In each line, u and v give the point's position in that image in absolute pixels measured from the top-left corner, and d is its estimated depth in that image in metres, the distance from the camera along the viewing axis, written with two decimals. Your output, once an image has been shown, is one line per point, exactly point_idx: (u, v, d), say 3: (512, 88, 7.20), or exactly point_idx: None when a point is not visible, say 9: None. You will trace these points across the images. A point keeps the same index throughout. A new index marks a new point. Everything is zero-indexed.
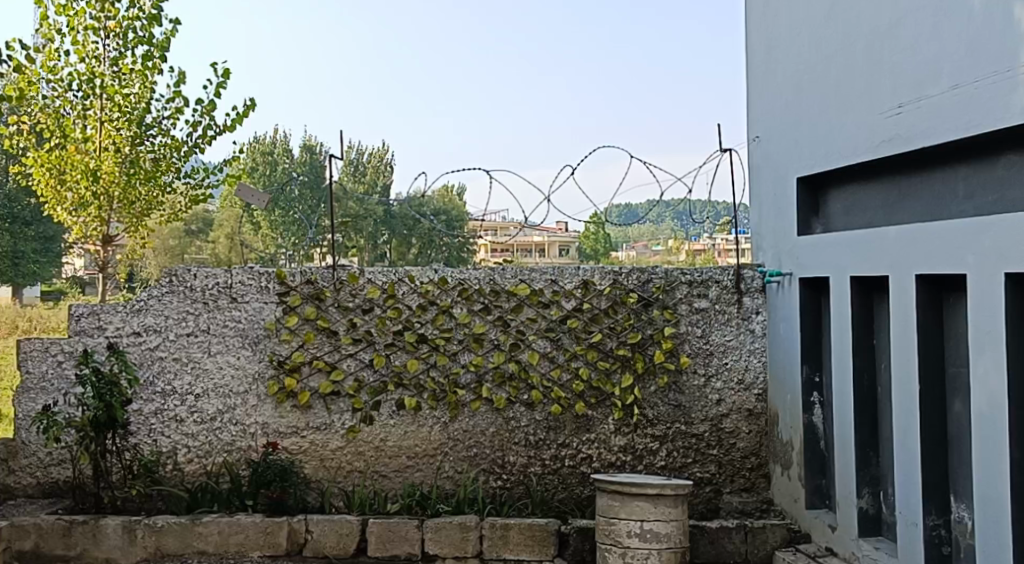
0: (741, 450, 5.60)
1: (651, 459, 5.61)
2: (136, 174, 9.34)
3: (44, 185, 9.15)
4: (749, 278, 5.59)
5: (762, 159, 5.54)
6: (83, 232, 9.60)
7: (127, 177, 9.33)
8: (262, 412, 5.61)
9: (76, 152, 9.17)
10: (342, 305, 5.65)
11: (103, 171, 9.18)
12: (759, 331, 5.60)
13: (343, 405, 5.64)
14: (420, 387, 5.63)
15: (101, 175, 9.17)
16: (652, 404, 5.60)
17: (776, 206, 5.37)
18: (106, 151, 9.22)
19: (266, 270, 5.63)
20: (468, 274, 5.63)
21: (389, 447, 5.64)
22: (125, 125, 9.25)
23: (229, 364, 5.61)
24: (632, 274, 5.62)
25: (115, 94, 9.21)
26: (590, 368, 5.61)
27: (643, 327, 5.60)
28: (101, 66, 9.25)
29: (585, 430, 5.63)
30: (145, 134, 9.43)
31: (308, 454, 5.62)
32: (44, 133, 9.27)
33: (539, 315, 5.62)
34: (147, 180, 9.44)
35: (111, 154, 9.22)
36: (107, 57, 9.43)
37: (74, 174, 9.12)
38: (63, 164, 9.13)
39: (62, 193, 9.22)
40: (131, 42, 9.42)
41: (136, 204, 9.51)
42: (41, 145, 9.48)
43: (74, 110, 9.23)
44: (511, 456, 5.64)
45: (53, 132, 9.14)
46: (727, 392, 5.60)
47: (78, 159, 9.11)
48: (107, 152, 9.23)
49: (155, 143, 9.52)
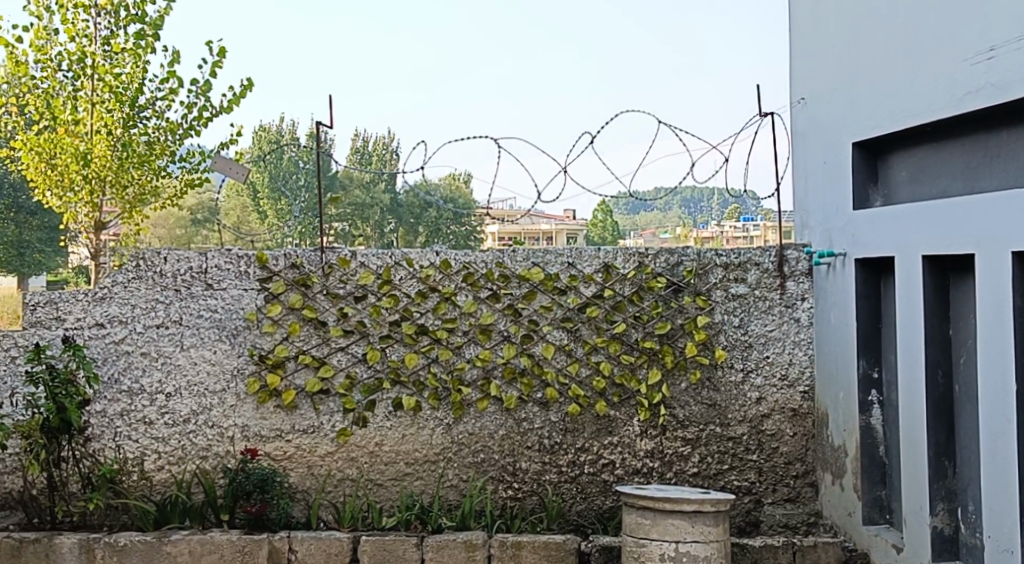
0: (784, 455, 4.94)
1: (682, 465, 4.95)
2: (129, 157, 8.86)
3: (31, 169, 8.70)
4: (793, 260, 4.92)
5: (807, 124, 4.89)
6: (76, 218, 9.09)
7: (121, 161, 8.85)
8: (241, 413, 4.97)
9: (66, 135, 8.75)
10: (331, 293, 4.98)
11: (96, 155, 8.75)
12: (805, 320, 4.93)
13: (334, 406, 4.99)
14: (419, 385, 4.97)
15: (93, 160, 8.72)
16: (682, 403, 4.94)
17: (826, 176, 4.71)
18: (98, 134, 8.81)
19: (246, 252, 4.98)
20: (474, 257, 4.98)
21: (385, 453, 4.99)
22: (115, 106, 8.79)
23: (203, 359, 4.96)
24: (660, 256, 4.94)
25: (105, 74, 8.85)
26: (613, 362, 4.95)
27: (672, 316, 4.94)
28: (93, 44, 8.92)
29: (606, 433, 4.97)
30: (138, 116, 8.95)
31: (293, 461, 4.98)
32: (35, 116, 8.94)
33: (555, 303, 4.95)
34: (141, 164, 8.95)
35: (103, 138, 8.80)
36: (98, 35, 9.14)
37: (63, 158, 8.68)
38: (53, 148, 8.71)
39: (50, 175, 8.75)
40: (122, 20, 9.11)
41: (128, 190, 9.02)
42: (31, 129, 9.07)
43: (64, 91, 8.88)
44: (523, 462, 4.98)
45: (43, 114, 8.81)
46: (768, 389, 4.93)
47: (68, 142, 8.69)
48: (99, 135, 8.81)
49: (148, 126, 9.04)
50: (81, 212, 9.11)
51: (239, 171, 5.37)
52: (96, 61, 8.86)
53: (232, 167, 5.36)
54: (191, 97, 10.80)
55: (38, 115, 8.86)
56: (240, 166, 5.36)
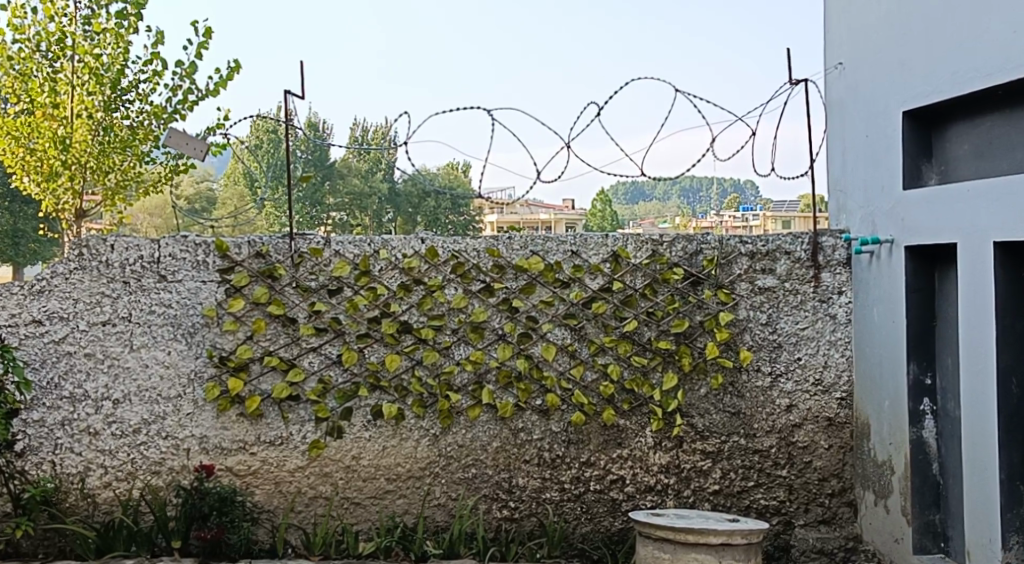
0: (818, 471, 4.33)
1: (701, 482, 4.35)
2: (111, 141, 8.96)
3: (9, 152, 8.84)
4: (829, 249, 4.30)
5: (846, 91, 4.26)
6: (56, 206, 9.11)
7: (102, 146, 8.95)
8: (199, 422, 4.36)
9: (44, 118, 8.79)
10: (301, 285, 4.37)
11: (75, 140, 8.84)
12: (842, 318, 4.30)
13: (305, 414, 4.38)
14: (402, 391, 4.37)
15: (72, 144, 8.83)
16: (701, 412, 4.34)
17: (869, 151, 4.10)
18: (79, 118, 8.89)
19: (203, 239, 4.37)
20: (464, 244, 4.37)
21: (363, 468, 4.39)
22: (96, 89, 8.89)
23: (156, 362, 4.34)
24: (676, 244, 4.34)
25: (85, 55, 8.95)
26: (622, 365, 4.34)
27: (691, 312, 4.33)
28: (72, 24, 9.08)
29: (615, 445, 4.36)
30: (120, 99, 9.00)
31: (258, 477, 4.37)
32: (13, 98, 9.05)
33: (556, 297, 4.35)
34: (124, 148, 9.02)
35: (84, 122, 8.88)
36: (78, 15, 9.24)
37: (42, 142, 8.80)
38: (30, 132, 8.78)
39: (29, 161, 8.90)
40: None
41: (111, 175, 9.12)
42: (6, 113, 9.07)
43: (42, 73, 8.92)
44: (520, 478, 4.38)
45: (19, 97, 8.94)
46: (800, 396, 4.31)
47: (46, 126, 8.78)
48: (81, 118, 8.89)
49: (132, 110, 9.08)
50: (61, 199, 9.16)
51: (200, 148, 4.70)
52: (76, 43, 8.98)
53: (190, 143, 4.68)
54: (174, 78, 10.17)
55: (16, 97, 8.95)
56: (199, 142, 4.69)
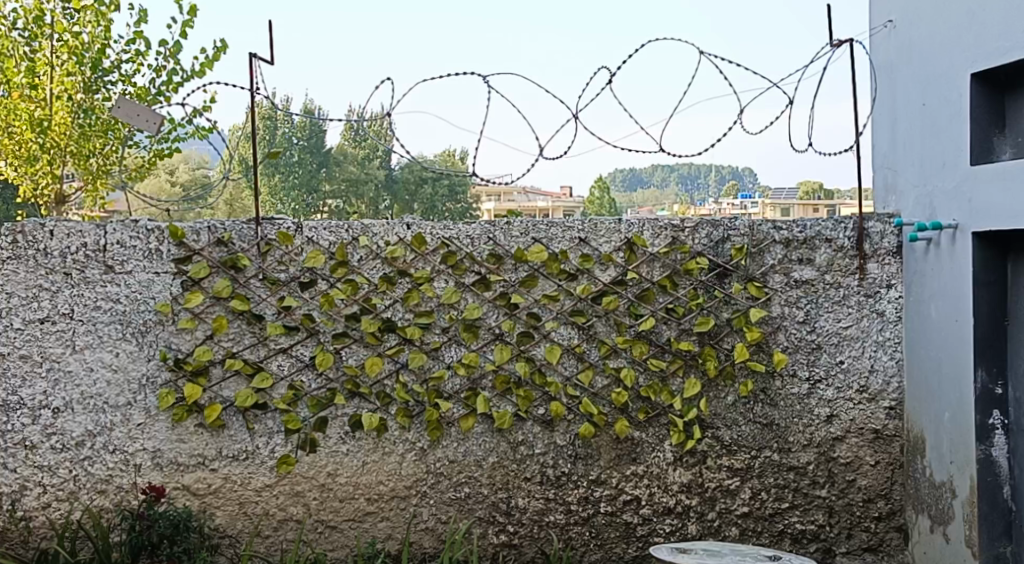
0: (862, 491, 3.77)
1: (727, 504, 3.80)
2: (92, 125, 8.63)
3: None
4: (876, 235, 3.72)
5: (896, 53, 3.68)
6: (35, 190, 8.76)
7: (83, 129, 8.61)
8: (152, 434, 3.80)
9: (21, 99, 8.35)
10: (269, 278, 3.80)
11: (54, 123, 8.47)
12: (891, 315, 3.73)
13: (272, 425, 3.82)
14: (385, 399, 3.80)
15: (50, 127, 8.46)
16: (728, 423, 3.78)
17: (926, 122, 3.53)
18: (58, 99, 8.56)
19: (157, 224, 3.79)
20: (456, 230, 3.80)
21: (340, 487, 3.83)
22: (75, 68, 8.59)
23: (103, 365, 3.77)
24: (700, 230, 3.77)
25: (64, 32, 8.64)
26: (636, 370, 3.79)
27: (716, 309, 3.78)
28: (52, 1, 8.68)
29: (629, 461, 3.80)
30: (103, 81, 8.75)
31: (220, 497, 3.81)
32: None
33: (562, 292, 3.78)
34: (104, 131, 8.66)
35: (64, 103, 8.56)
36: None
37: (19, 125, 8.38)
38: (7, 114, 8.33)
39: (6, 144, 8.47)
40: None
41: (91, 160, 8.75)
42: None
43: (16, 51, 8.54)
44: (520, 498, 3.82)
45: None
46: (843, 405, 3.74)
47: (23, 108, 8.34)
48: (60, 100, 8.56)
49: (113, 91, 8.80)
50: (40, 183, 8.76)
51: (153, 120, 4.01)
52: (54, 19, 8.58)
53: (142, 114, 4.00)
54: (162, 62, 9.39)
55: None
56: (154, 113, 4.00)
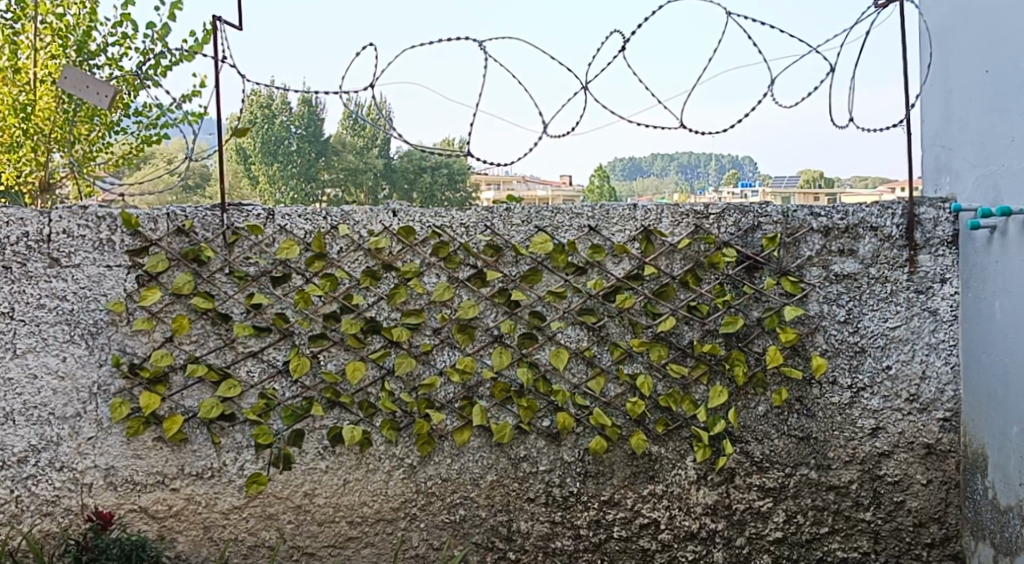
0: (913, 514, 3.31)
1: (759, 528, 3.34)
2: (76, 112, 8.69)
3: None
4: (929, 223, 3.25)
5: (952, 14, 3.21)
6: (18, 178, 8.52)
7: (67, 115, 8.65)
8: (104, 450, 3.34)
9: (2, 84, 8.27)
10: (236, 272, 3.34)
11: (37, 108, 8.43)
12: (946, 314, 3.26)
13: (241, 440, 3.36)
14: (368, 409, 3.34)
15: (34, 113, 8.42)
16: (759, 436, 3.32)
17: (988, 91, 3.07)
18: (42, 83, 8.55)
19: (108, 211, 3.32)
20: (449, 218, 3.34)
21: (319, 509, 3.38)
22: (59, 52, 8.68)
23: (48, 371, 3.31)
24: (726, 216, 3.31)
25: (48, 14, 8.69)
26: (654, 377, 3.33)
27: (745, 307, 3.32)
28: None
29: (647, 479, 3.35)
30: (86, 64, 8.78)
31: (182, 521, 3.36)
32: None
33: (570, 288, 3.32)
34: (89, 117, 8.65)
35: (48, 88, 8.56)
36: None
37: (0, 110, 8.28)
38: None
39: None
40: None
41: (77, 148, 8.75)
42: None
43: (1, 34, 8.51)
44: (523, 522, 3.37)
45: None
46: (891, 416, 3.28)
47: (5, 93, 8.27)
48: (44, 85, 8.54)
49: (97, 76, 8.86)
50: (23, 171, 8.56)
51: (104, 93, 3.54)
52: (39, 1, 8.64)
53: (92, 86, 3.53)
54: (151, 44, 8.99)
55: None
56: (104, 85, 3.53)
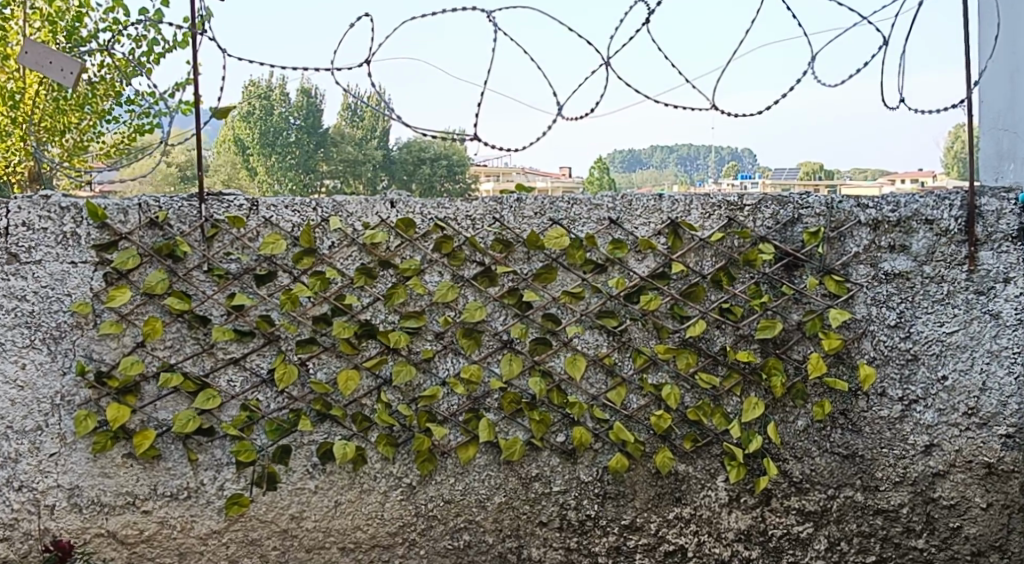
0: (970, 542, 2.97)
1: (798, 557, 3.00)
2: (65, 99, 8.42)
3: None
4: (990, 216, 2.90)
5: None
6: (6, 168, 8.22)
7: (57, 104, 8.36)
8: (67, 468, 2.98)
9: None
10: (216, 270, 2.98)
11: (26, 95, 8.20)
12: (1010, 318, 2.92)
13: (221, 456, 3.01)
14: (363, 423, 2.99)
15: (22, 100, 8.18)
16: (799, 454, 2.98)
17: None
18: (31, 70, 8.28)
19: (73, 200, 2.96)
20: (454, 209, 2.99)
21: (307, 533, 3.03)
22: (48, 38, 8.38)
23: (5, 380, 2.96)
24: (763, 208, 2.96)
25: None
26: (682, 388, 2.99)
27: (784, 310, 2.97)
28: None
29: (673, 501, 3.01)
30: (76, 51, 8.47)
31: (155, 546, 3.02)
32: None
33: (588, 288, 2.97)
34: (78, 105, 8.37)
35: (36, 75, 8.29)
36: None
37: None
38: None
39: None
40: None
41: (66, 137, 8.48)
42: None
43: None
44: (534, 548, 3.03)
45: None
46: (947, 431, 2.94)
47: None
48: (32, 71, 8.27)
49: None
50: (11, 161, 8.26)
51: (68, 70, 3.17)
52: None
53: (55, 61, 3.17)
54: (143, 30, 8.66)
55: None
56: (69, 60, 3.16)
